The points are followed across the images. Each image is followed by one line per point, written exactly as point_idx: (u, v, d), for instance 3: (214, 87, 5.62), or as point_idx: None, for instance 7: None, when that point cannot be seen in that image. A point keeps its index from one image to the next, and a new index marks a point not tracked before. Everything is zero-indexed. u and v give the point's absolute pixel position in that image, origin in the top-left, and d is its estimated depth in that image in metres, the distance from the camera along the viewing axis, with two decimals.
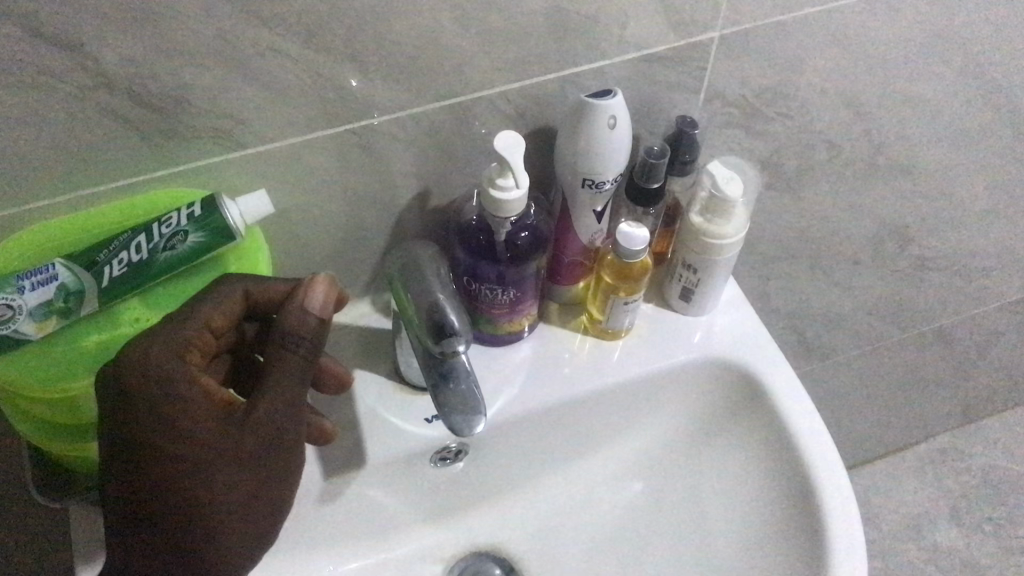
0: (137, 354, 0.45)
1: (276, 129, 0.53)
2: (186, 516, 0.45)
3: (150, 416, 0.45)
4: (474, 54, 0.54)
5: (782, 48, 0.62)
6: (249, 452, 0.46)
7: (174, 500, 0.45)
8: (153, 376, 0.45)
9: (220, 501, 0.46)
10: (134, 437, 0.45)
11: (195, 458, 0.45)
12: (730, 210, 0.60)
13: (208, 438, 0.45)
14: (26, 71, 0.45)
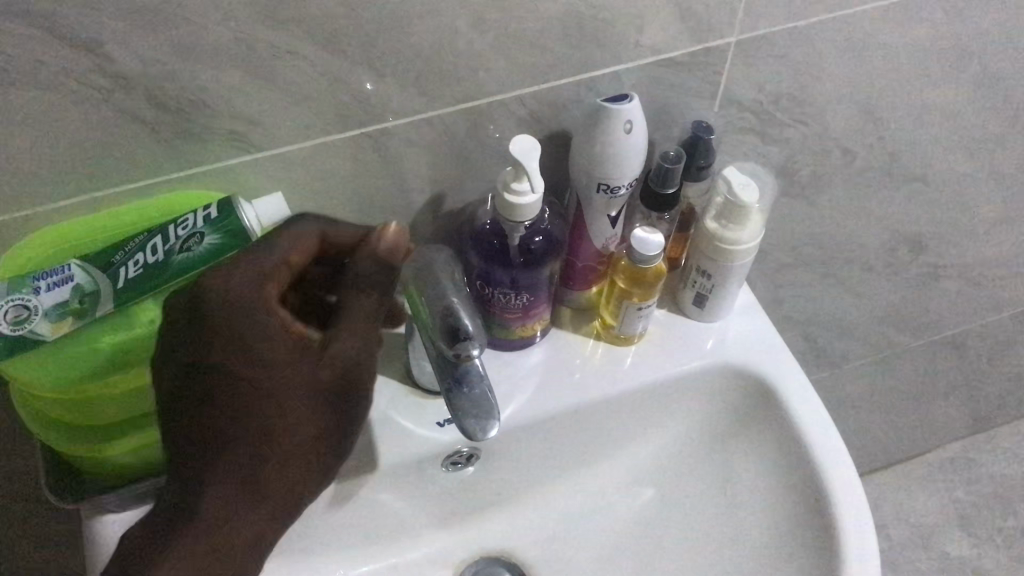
0: (221, 280, 0.47)
1: (292, 132, 0.53)
2: (226, 453, 0.46)
3: (218, 343, 0.47)
4: (490, 57, 0.54)
5: (798, 54, 0.62)
6: (306, 395, 0.48)
7: (220, 435, 0.46)
8: (238, 304, 0.47)
9: (266, 447, 0.47)
10: (201, 361, 0.47)
11: (252, 390, 0.47)
12: (747, 215, 0.59)
13: (269, 376, 0.47)
14: (43, 71, 0.45)
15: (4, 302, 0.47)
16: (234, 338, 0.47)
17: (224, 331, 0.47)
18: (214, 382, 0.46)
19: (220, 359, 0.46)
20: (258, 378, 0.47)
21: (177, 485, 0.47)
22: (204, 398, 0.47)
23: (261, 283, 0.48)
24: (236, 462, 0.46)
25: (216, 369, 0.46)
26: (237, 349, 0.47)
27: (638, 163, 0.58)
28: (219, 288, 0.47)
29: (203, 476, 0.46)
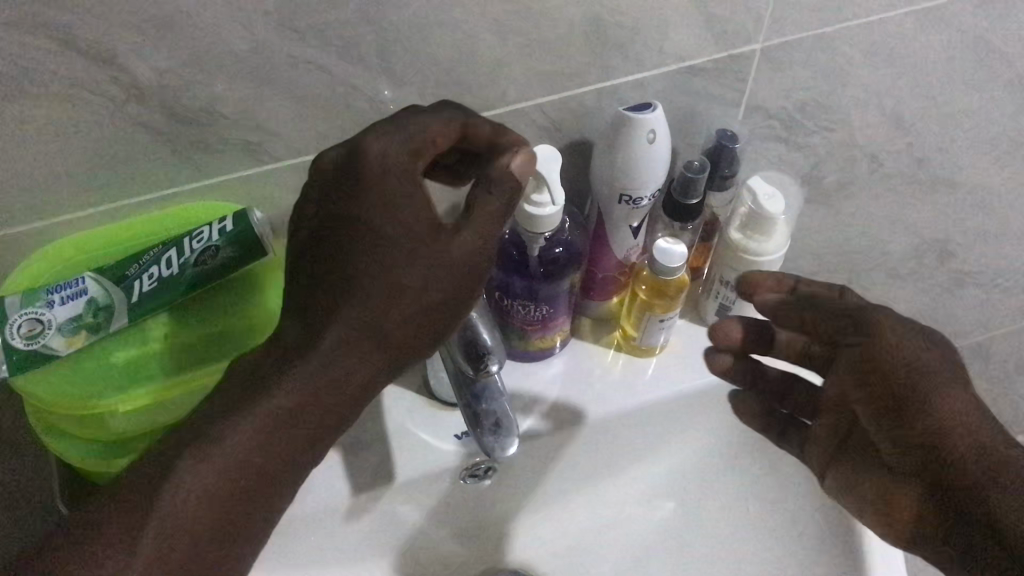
0: (374, 149, 0.41)
1: (309, 141, 0.52)
2: (330, 318, 0.41)
3: (357, 200, 0.41)
4: (511, 65, 0.53)
5: (826, 60, 0.60)
6: (426, 271, 0.42)
7: (334, 291, 0.42)
8: (381, 167, 0.41)
9: (370, 314, 0.42)
10: (336, 211, 0.42)
11: (369, 250, 0.41)
12: (772, 227, 0.58)
13: (394, 225, 0.41)
14: (57, 83, 0.44)
15: (18, 317, 0.47)
16: (372, 197, 0.41)
17: (366, 186, 0.41)
18: (341, 239, 0.42)
19: (353, 205, 0.41)
20: (382, 232, 0.41)
21: (268, 358, 0.42)
22: (327, 252, 0.42)
23: (413, 161, 0.41)
24: (336, 325, 0.41)
25: (349, 217, 0.41)
26: (371, 206, 0.41)
27: (660, 173, 0.56)
28: (377, 152, 0.41)
29: (301, 340, 0.42)
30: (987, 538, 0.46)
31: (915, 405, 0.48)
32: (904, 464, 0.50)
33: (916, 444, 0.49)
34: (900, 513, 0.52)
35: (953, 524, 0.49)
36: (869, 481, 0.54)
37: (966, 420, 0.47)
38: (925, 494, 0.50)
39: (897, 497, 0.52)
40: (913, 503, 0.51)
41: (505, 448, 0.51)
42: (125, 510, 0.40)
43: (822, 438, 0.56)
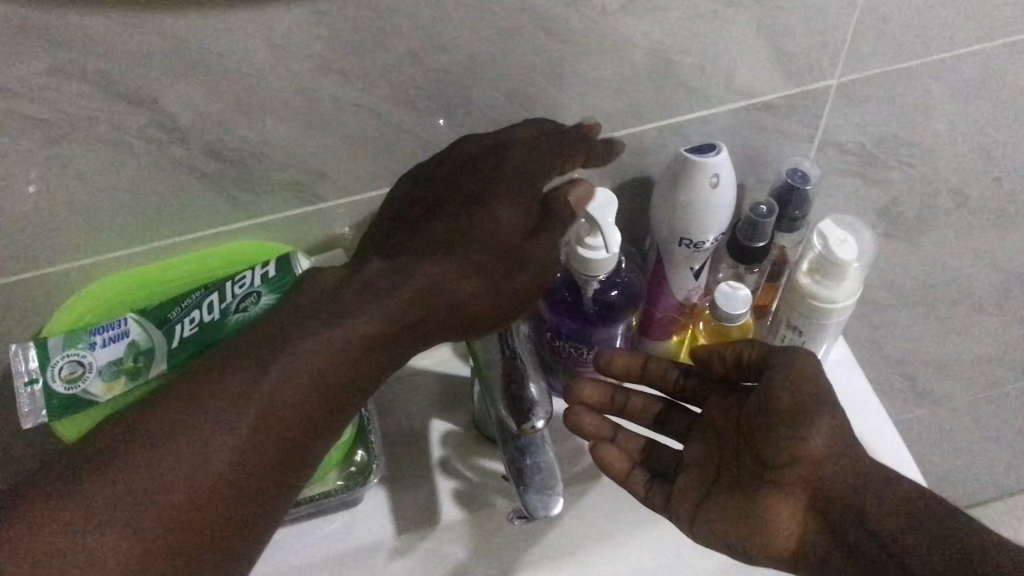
0: (518, 152, 0.48)
1: (357, 181, 0.51)
2: (418, 276, 0.46)
3: (481, 182, 0.48)
4: (567, 103, 0.51)
5: (908, 94, 0.57)
6: (495, 264, 0.47)
7: (425, 256, 0.47)
8: (510, 174, 0.48)
9: (453, 283, 0.46)
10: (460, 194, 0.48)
11: (468, 228, 0.47)
12: (843, 273, 0.55)
13: (500, 220, 0.48)
14: (99, 127, 0.43)
15: (60, 359, 0.47)
16: (495, 188, 0.48)
17: (499, 172, 0.48)
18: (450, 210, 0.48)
19: (476, 182, 0.48)
20: (488, 215, 0.48)
21: (336, 295, 0.45)
22: (433, 222, 0.48)
23: (542, 164, 0.49)
24: (419, 284, 0.46)
25: (466, 192, 0.48)
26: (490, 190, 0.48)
27: (725, 216, 0.53)
28: (515, 155, 0.48)
29: (381, 286, 0.45)
30: (886, 547, 0.44)
31: (806, 422, 0.47)
32: (786, 476, 0.47)
33: (803, 460, 0.46)
34: (774, 538, 0.47)
35: (844, 545, 0.46)
36: (722, 512, 0.48)
37: (845, 449, 0.47)
38: (806, 511, 0.47)
39: (765, 528, 0.47)
40: (794, 516, 0.47)
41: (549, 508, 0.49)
42: (192, 416, 0.40)
43: (685, 491, 0.50)
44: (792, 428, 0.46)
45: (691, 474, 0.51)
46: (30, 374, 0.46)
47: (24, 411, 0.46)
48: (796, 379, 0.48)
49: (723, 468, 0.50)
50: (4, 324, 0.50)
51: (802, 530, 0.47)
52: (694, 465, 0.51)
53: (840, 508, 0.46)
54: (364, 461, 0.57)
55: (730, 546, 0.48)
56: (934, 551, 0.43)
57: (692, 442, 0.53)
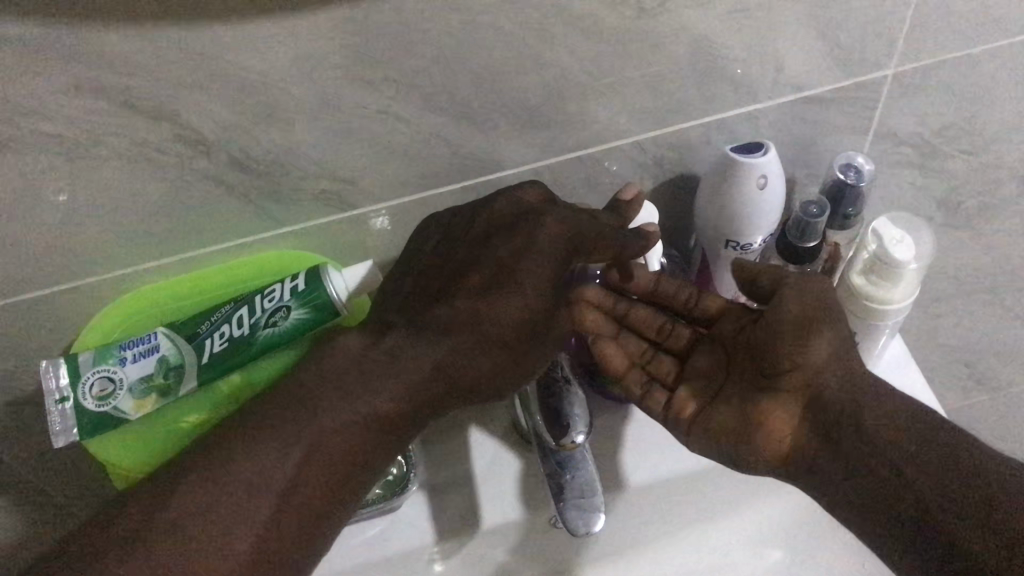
0: (544, 223, 0.45)
1: (388, 188, 0.49)
2: (427, 356, 0.45)
3: (513, 253, 0.45)
4: (605, 103, 0.48)
5: (970, 82, 0.53)
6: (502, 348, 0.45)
7: (444, 333, 0.45)
8: (530, 247, 0.45)
9: (456, 365, 0.45)
10: (482, 262, 0.46)
11: (484, 308, 0.45)
12: (899, 275, 0.52)
13: (522, 301, 0.45)
14: (122, 143, 0.42)
15: (91, 374, 0.46)
16: (525, 264, 0.45)
17: (530, 246, 0.45)
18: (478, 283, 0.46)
19: (508, 251, 0.46)
20: (507, 292, 0.45)
21: (370, 354, 0.45)
22: (459, 294, 0.46)
23: (579, 238, 0.46)
24: (420, 371, 0.45)
25: (498, 261, 0.46)
26: (518, 264, 0.45)
27: (773, 215, 0.51)
28: (550, 225, 0.45)
29: (397, 365, 0.45)
30: (885, 456, 0.43)
31: (811, 334, 0.46)
32: (788, 383, 0.46)
33: (805, 366, 0.46)
34: (773, 441, 0.46)
35: (838, 452, 0.45)
36: (722, 418, 0.47)
37: (847, 362, 0.46)
38: (803, 416, 0.46)
39: (761, 436, 0.46)
40: (792, 421, 0.46)
41: (592, 523, 0.47)
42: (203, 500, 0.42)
43: (686, 398, 0.49)
44: (798, 340, 0.45)
45: (696, 385, 0.50)
46: (61, 391, 0.46)
47: (55, 430, 0.45)
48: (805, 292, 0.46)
49: (727, 383, 0.49)
50: (36, 338, 0.50)
51: (798, 436, 0.46)
52: (699, 375, 0.50)
53: (839, 415, 0.45)
54: (400, 473, 0.57)
55: (725, 454, 0.47)
56: (945, 471, 0.42)
57: (699, 352, 0.51)
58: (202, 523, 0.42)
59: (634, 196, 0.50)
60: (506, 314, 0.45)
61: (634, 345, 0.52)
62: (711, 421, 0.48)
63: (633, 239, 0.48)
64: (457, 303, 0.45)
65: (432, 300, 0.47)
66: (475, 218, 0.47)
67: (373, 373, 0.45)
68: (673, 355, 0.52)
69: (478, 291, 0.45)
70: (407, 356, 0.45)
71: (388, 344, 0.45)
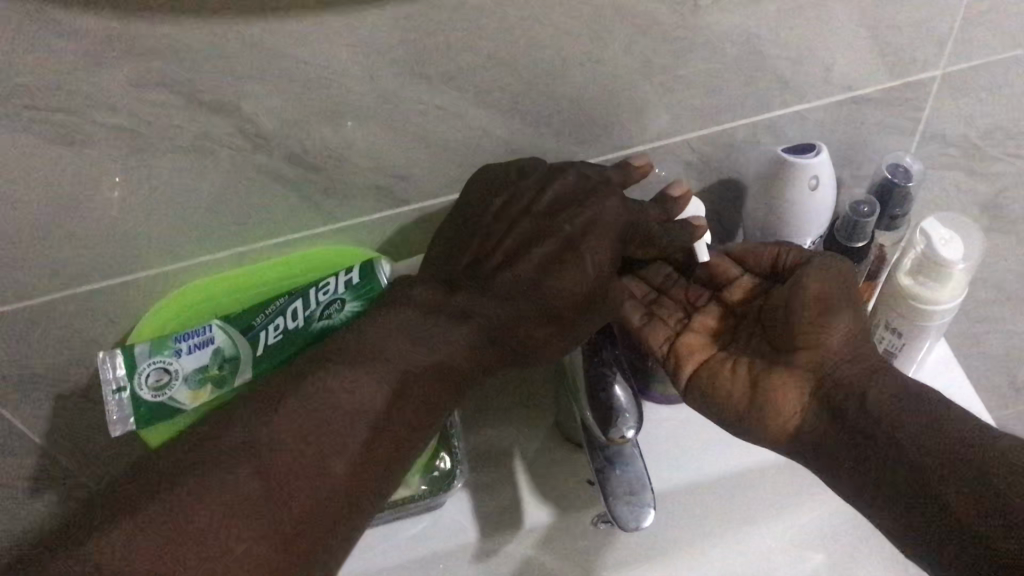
0: (605, 202, 0.46)
1: (440, 184, 0.50)
2: (488, 319, 0.46)
3: (577, 231, 0.46)
4: (657, 101, 0.49)
5: (1019, 85, 0.53)
6: (561, 315, 0.46)
7: (503, 301, 0.46)
8: (595, 224, 0.46)
9: (510, 330, 0.46)
10: (539, 237, 0.46)
11: (547, 281, 0.45)
12: (947, 274, 0.52)
13: (588, 276, 0.46)
14: (183, 136, 0.43)
15: (147, 365, 0.46)
16: (591, 241, 0.46)
17: (594, 223, 0.46)
18: (540, 256, 0.46)
19: (574, 225, 0.46)
20: (568, 264, 0.45)
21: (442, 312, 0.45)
22: (519, 264, 0.46)
23: (635, 227, 0.48)
24: (486, 328, 0.46)
25: (561, 236, 0.46)
26: (583, 237, 0.46)
27: (823, 218, 0.52)
28: (614, 204, 0.46)
29: (463, 325, 0.45)
30: (883, 431, 0.44)
31: (830, 317, 0.48)
32: (801, 360, 0.48)
33: (822, 345, 0.48)
34: (777, 415, 0.48)
35: (842, 425, 0.46)
36: (728, 384, 0.50)
37: (859, 355, 0.48)
38: (812, 394, 0.48)
39: (769, 410, 0.48)
40: (800, 399, 0.48)
41: (640, 518, 0.47)
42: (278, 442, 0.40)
43: (690, 348, 0.53)
44: (816, 318, 0.48)
45: (700, 340, 0.53)
46: (118, 381, 0.46)
47: (112, 419, 0.46)
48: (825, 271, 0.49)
49: (731, 347, 0.53)
50: (93, 327, 0.51)
51: (805, 412, 0.48)
52: (701, 329, 0.54)
53: (843, 395, 0.46)
54: (446, 469, 0.56)
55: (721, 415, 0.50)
56: (940, 451, 0.42)
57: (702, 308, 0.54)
58: (279, 489, 0.39)
59: (682, 191, 0.50)
60: (571, 287, 0.45)
61: (639, 288, 0.55)
62: (715, 384, 0.51)
63: (682, 235, 0.50)
64: (520, 271, 0.46)
65: (492, 267, 0.46)
66: (540, 189, 0.47)
67: (434, 326, 0.45)
68: (676, 302, 0.55)
69: (539, 266, 0.45)
70: (467, 319, 0.45)
71: (453, 307, 0.46)
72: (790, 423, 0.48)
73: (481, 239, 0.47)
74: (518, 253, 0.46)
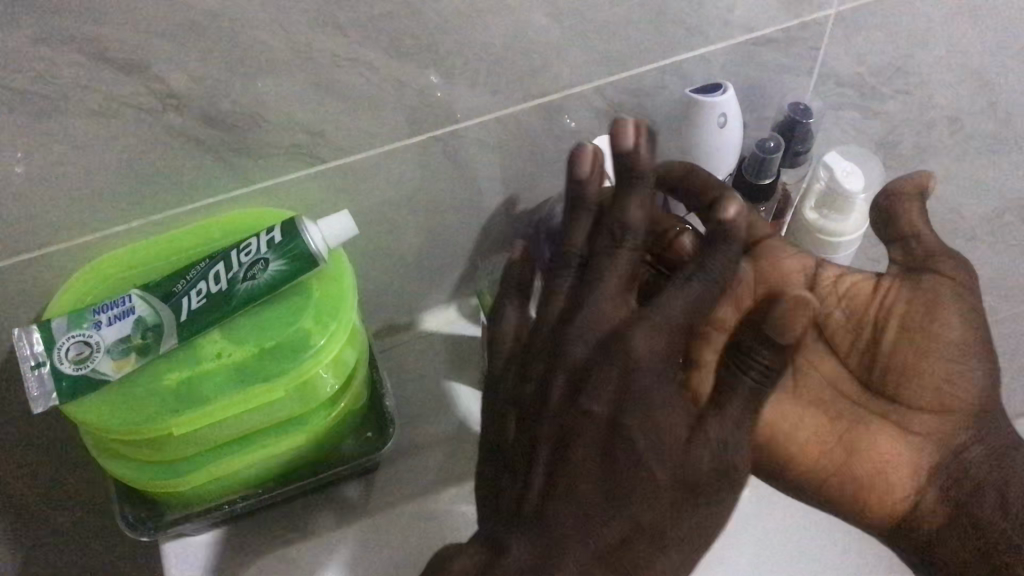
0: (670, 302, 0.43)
1: (357, 140, 0.50)
2: (611, 520, 0.41)
3: (623, 371, 0.42)
4: (568, 48, 0.50)
5: (905, 22, 0.56)
6: (676, 454, 0.41)
7: (614, 500, 0.42)
8: (634, 369, 0.42)
9: (637, 531, 0.41)
10: (609, 421, 0.42)
11: (638, 434, 0.42)
12: (849, 206, 0.55)
13: (671, 459, 0.41)
14: (92, 98, 0.42)
15: (66, 340, 0.45)
16: (639, 379, 0.42)
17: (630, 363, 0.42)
18: (588, 450, 0.42)
19: (604, 406, 0.42)
20: (648, 417, 0.42)
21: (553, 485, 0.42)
22: (585, 426, 0.42)
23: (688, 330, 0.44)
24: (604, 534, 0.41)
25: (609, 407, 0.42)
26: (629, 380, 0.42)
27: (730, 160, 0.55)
28: (642, 351, 0.42)
29: (567, 542, 0.41)
30: (985, 510, 0.47)
31: (963, 373, 0.48)
32: (921, 426, 0.49)
33: (937, 409, 0.48)
34: (890, 495, 0.49)
35: (958, 503, 0.47)
36: (805, 434, 0.52)
37: (985, 412, 0.48)
38: (925, 475, 0.49)
39: (876, 483, 0.50)
40: (914, 480, 0.49)
41: None
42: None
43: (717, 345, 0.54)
44: (947, 376, 0.48)
45: None
46: (37, 357, 0.45)
47: (33, 395, 0.45)
48: (954, 303, 0.48)
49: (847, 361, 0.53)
50: (6, 308, 0.49)
51: (917, 493, 0.49)
52: None
53: (966, 478, 0.47)
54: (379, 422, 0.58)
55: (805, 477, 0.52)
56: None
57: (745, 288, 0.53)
58: None
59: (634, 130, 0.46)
60: (656, 460, 0.41)
61: None
62: (798, 428, 0.52)
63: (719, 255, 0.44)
64: (580, 448, 0.42)
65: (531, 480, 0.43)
66: (548, 380, 0.44)
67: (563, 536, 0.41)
68: None
69: (620, 434, 0.42)
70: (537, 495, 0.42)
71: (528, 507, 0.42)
72: (898, 507, 0.49)
73: (519, 471, 0.43)
74: (567, 446, 0.42)
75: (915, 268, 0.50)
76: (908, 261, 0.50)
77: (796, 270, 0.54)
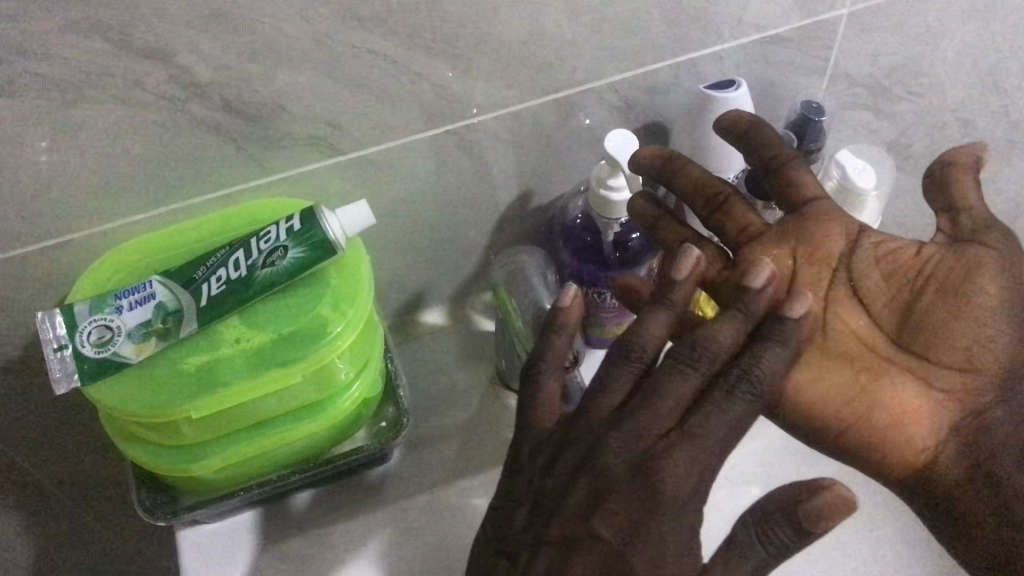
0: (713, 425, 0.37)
1: (374, 133, 0.51)
2: None
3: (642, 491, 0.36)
4: (583, 43, 0.50)
5: (917, 23, 0.56)
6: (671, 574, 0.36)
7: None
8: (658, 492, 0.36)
9: None
10: (618, 528, 0.36)
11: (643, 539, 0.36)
12: (860, 203, 0.55)
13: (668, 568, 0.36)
14: (117, 86, 0.43)
15: (87, 324, 0.46)
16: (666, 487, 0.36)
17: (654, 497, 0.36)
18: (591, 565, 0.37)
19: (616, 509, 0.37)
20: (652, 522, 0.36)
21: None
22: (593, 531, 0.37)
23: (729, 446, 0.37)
24: None
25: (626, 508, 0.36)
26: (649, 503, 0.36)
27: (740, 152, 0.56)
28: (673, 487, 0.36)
29: None
30: (1001, 464, 0.42)
31: (987, 328, 0.44)
32: (944, 380, 0.45)
33: (966, 366, 0.44)
34: (905, 453, 0.45)
35: (973, 458, 0.43)
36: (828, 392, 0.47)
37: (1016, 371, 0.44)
38: (946, 430, 0.44)
39: (894, 435, 0.46)
40: (935, 434, 0.45)
41: None
42: None
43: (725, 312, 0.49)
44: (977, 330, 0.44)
45: None
46: (59, 340, 0.46)
47: (56, 376, 0.46)
48: (997, 269, 0.44)
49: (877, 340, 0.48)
50: (31, 293, 0.50)
51: (937, 448, 0.44)
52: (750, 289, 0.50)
53: (998, 439, 0.43)
54: (393, 416, 0.58)
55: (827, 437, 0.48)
56: None
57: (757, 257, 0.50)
58: None
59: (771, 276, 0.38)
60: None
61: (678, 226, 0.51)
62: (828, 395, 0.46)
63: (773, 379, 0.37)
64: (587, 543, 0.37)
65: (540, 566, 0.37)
66: (572, 478, 0.38)
67: None
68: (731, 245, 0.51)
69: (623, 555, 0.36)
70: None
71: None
72: (915, 463, 0.45)
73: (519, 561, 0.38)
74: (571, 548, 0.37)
75: (962, 240, 0.46)
76: (955, 234, 0.46)
77: (831, 239, 0.49)
